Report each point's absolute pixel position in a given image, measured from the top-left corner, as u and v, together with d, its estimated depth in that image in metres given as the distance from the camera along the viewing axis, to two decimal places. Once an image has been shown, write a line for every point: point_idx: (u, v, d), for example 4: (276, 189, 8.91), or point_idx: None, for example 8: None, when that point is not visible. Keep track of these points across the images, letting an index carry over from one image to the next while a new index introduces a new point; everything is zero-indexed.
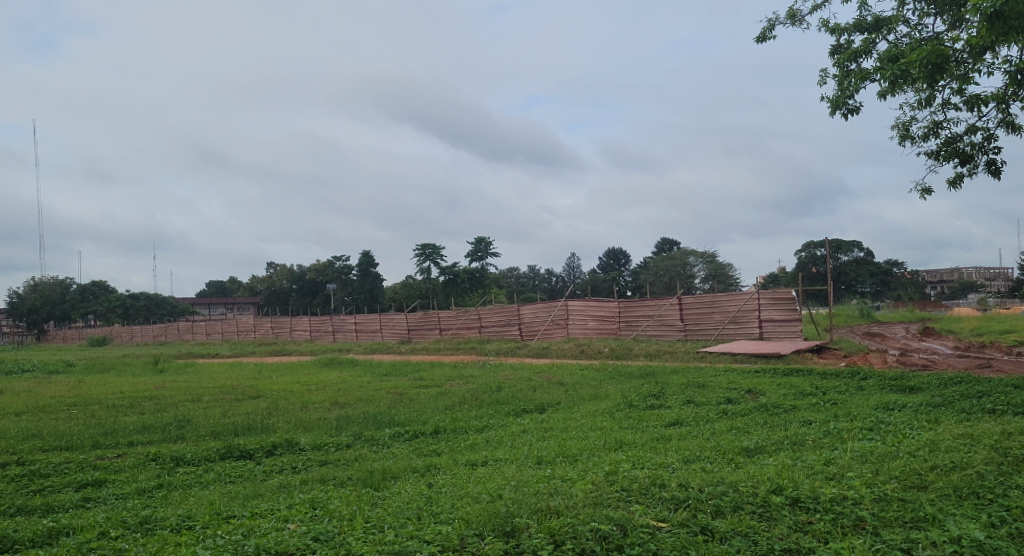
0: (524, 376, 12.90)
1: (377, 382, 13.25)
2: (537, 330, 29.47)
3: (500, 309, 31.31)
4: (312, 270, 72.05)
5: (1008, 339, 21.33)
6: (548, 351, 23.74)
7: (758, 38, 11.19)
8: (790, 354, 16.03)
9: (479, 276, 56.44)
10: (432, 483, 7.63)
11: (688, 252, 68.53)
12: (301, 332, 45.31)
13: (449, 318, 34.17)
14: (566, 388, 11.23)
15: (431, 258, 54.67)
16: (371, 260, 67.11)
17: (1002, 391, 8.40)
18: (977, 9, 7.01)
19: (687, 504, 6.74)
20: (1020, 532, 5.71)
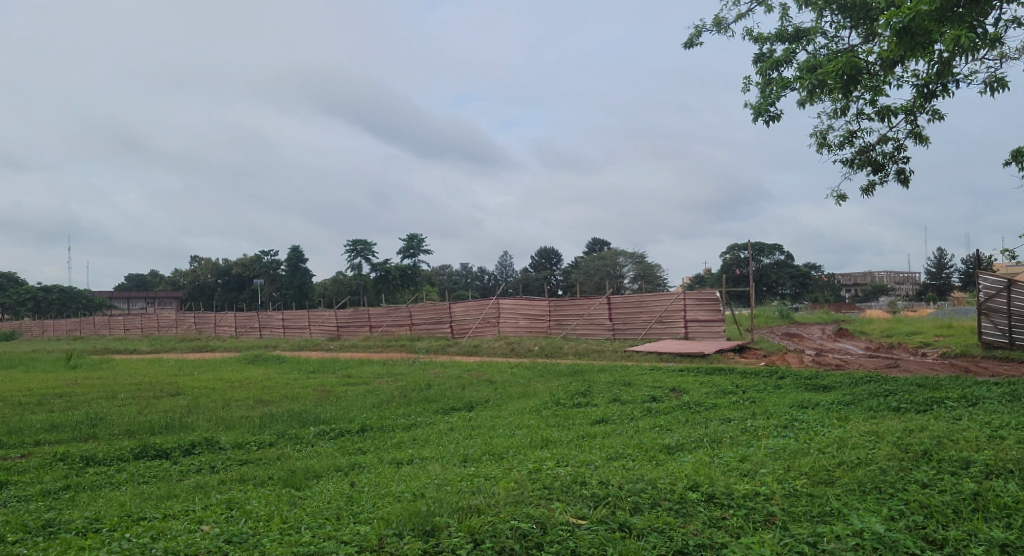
0: (453, 373, 12.89)
1: (302, 379, 13.03)
2: (468, 327, 29.33)
3: (432, 306, 31.19)
4: (238, 266, 70.46)
5: (914, 340, 22.41)
6: (480, 349, 23.71)
7: (684, 44, 11.29)
8: (714, 353, 16.44)
9: (412, 273, 56.40)
10: (355, 482, 7.55)
11: (619, 252, 69.91)
12: (225, 327, 44.23)
13: (379, 315, 33.87)
14: (495, 386, 11.27)
15: (362, 255, 54.07)
16: (301, 256, 66.20)
17: (905, 389, 8.83)
18: (887, 25, 7.34)
19: (607, 502, 6.85)
20: (917, 525, 6.00)
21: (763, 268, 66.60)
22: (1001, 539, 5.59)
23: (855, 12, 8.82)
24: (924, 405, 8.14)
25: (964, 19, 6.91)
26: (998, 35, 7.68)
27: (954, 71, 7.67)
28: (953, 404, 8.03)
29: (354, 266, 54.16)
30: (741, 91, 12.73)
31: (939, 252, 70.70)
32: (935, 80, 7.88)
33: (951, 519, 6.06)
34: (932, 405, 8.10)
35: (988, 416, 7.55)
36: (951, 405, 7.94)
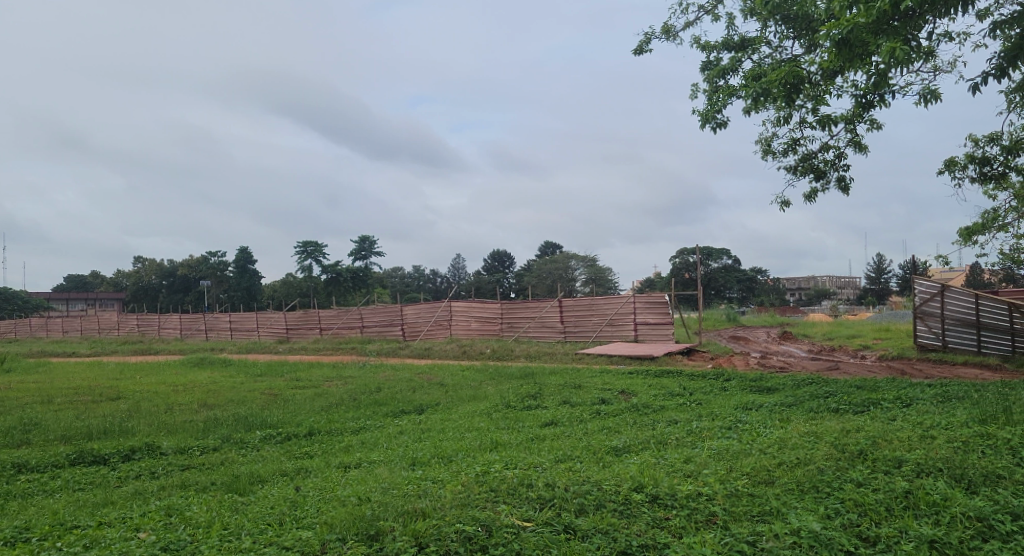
0: (404, 376, 12.83)
1: (250, 382, 12.85)
2: (420, 330, 29.20)
3: (382, 309, 31.01)
4: (183, 266, 68.95)
5: (855, 343, 23.05)
6: (431, 351, 23.64)
7: (633, 51, 11.37)
8: (663, 356, 16.67)
9: (364, 275, 56.36)
10: (300, 486, 7.45)
11: (569, 256, 69.97)
12: (170, 329, 43.35)
13: (329, 318, 33.54)
14: (445, 389, 11.26)
15: (312, 256, 53.49)
16: (249, 256, 65.61)
17: (844, 390, 9.08)
18: (827, 37, 7.64)
19: (552, 504, 6.88)
20: (852, 523, 6.16)
21: (710, 272, 67.59)
22: (930, 535, 5.78)
23: (798, 22, 9.03)
24: (862, 406, 8.38)
25: (899, 33, 7.16)
26: (931, 49, 7.96)
27: (890, 82, 7.91)
28: (889, 405, 8.28)
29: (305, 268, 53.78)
30: (689, 99, 12.89)
31: (880, 256, 73.13)
32: (872, 92, 8.14)
33: (884, 516, 6.24)
34: (869, 406, 8.35)
35: (921, 416, 7.83)
36: (887, 406, 8.18)
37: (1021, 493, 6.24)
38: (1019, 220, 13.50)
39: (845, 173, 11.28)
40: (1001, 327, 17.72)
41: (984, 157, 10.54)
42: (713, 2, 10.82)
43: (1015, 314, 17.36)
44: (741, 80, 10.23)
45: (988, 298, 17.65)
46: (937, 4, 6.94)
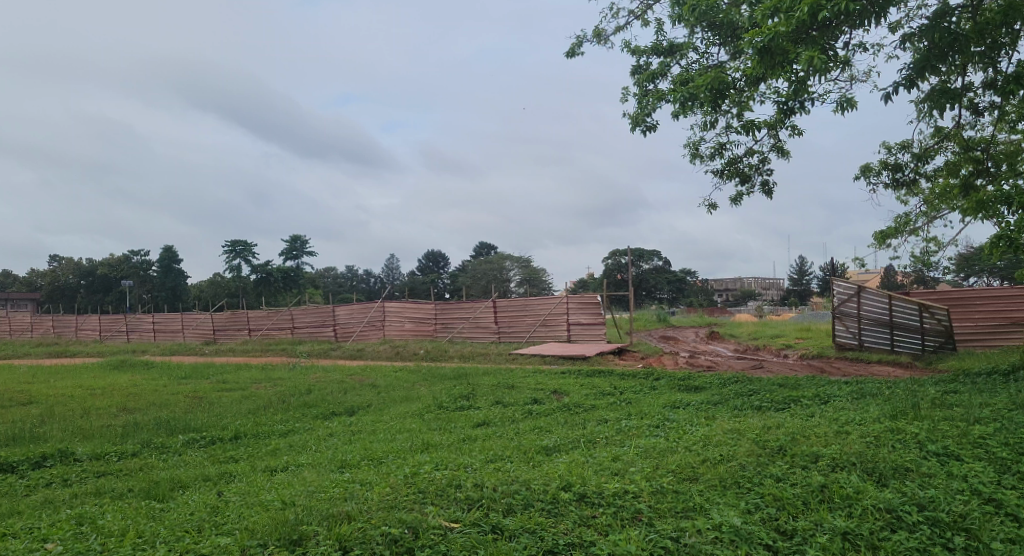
0: (336, 377, 12.67)
1: (173, 385, 12.44)
2: (353, 331, 28.82)
3: (314, 310, 30.51)
4: (103, 265, 66.16)
5: (778, 342, 23.87)
6: (364, 352, 23.38)
7: (565, 55, 11.44)
8: (595, 356, 16.86)
9: (295, 275, 55.69)
10: (223, 491, 7.21)
11: (506, 256, 70.36)
12: (89, 331, 42.02)
13: (257, 318, 32.87)
14: (378, 390, 11.14)
15: (241, 256, 52.34)
16: (175, 256, 64.77)
17: (767, 388, 9.36)
18: (750, 44, 7.89)
19: (480, 504, 6.84)
20: (771, 516, 6.34)
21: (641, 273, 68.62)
22: (842, 527, 6.00)
23: (722, 30, 9.24)
24: (783, 403, 8.64)
25: (817, 42, 7.39)
26: (849, 59, 8.22)
27: (809, 89, 8.14)
28: (808, 401, 8.58)
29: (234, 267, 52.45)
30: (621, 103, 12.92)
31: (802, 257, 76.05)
32: (792, 100, 8.39)
33: (801, 510, 6.44)
34: (790, 403, 8.62)
35: (837, 412, 8.12)
36: (805, 403, 8.46)
37: (927, 486, 6.54)
38: (929, 224, 14.15)
39: (769, 176, 11.39)
40: (912, 327, 18.61)
41: (897, 164, 10.88)
42: (643, 7, 10.95)
43: (925, 314, 18.30)
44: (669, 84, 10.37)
45: (901, 299, 18.37)
46: (852, 15, 7.19)
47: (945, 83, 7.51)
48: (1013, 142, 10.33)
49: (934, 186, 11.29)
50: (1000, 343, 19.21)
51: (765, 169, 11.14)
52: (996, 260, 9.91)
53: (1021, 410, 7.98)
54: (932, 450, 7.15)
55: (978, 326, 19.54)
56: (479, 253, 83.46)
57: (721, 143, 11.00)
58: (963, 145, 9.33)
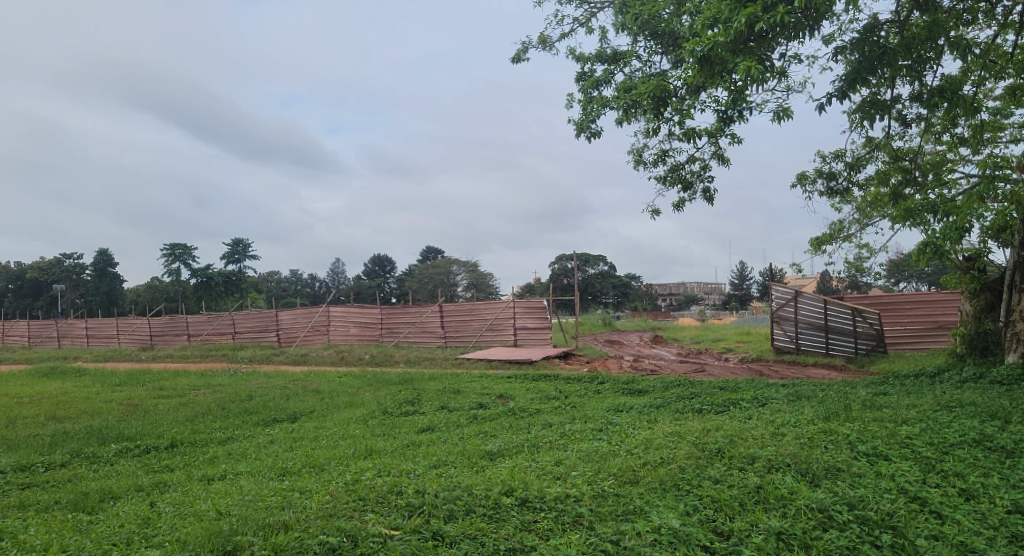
0: (278, 383, 12.45)
1: (106, 392, 12.08)
2: (297, 335, 28.39)
3: (256, 315, 30.05)
4: (33, 269, 63.77)
5: (720, 345, 24.44)
6: (308, 358, 23.03)
7: (512, 60, 11.49)
8: (541, 360, 16.94)
9: (237, 279, 54.46)
10: (156, 501, 6.94)
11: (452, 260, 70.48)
12: (16, 337, 40.45)
13: (197, 323, 32.22)
14: (321, 395, 11.01)
15: (179, 259, 51.07)
16: (110, 260, 63.07)
17: (707, 391, 9.57)
18: (691, 53, 8.04)
19: (421, 510, 6.72)
20: (708, 518, 6.44)
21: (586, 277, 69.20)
22: (776, 528, 6.13)
23: (664, 39, 9.40)
24: (722, 406, 8.83)
25: (754, 52, 7.56)
26: (786, 69, 8.41)
27: (747, 99, 8.31)
28: (747, 404, 8.80)
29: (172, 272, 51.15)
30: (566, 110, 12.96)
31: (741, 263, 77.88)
32: (732, 109, 8.54)
33: (738, 511, 6.56)
34: (729, 405, 8.83)
35: (773, 415, 8.31)
36: (744, 406, 8.66)
37: (858, 485, 6.73)
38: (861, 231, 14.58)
39: (710, 183, 11.53)
40: (845, 330, 19.74)
41: (831, 172, 11.14)
42: (587, 15, 11.05)
43: (858, 318, 19.50)
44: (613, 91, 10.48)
45: (837, 303, 19.27)
46: (787, 27, 7.39)
47: (875, 95, 7.76)
48: (939, 153, 10.74)
49: (866, 194, 11.63)
50: (927, 346, 20.10)
51: (706, 177, 11.27)
52: (922, 267, 10.31)
53: (944, 410, 8.34)
54: (862, 451, 7.36)
55: (907, 329, 20.35)
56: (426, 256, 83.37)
57: (664, 150, 11.11)
58: (892, 155, 9.64)
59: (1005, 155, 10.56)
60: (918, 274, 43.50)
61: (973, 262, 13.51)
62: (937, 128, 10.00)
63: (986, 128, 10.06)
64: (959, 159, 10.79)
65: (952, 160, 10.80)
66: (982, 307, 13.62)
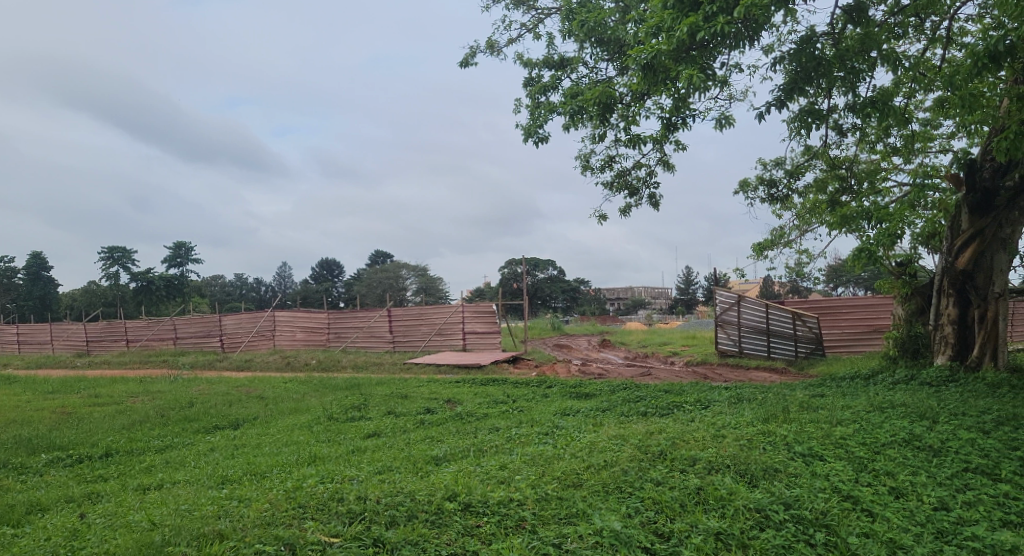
0: (220, 389, 12.20)
1: (37, 401, 11.71)
2: (241, 340, 27.94)
3: (198, 320, 29.48)
4: None
5: (667, 349, 24.80)
6: (252, 364, 22.60)
7: (460, 65, 11.50)
8: (490, 365, 16.96)
9: (179, 283, 53.63)
10: (86, 513, 6.71)
11: (401, 264, 70.04)
12: None
13: (136, 328, 31.48)
14: (265, 402, 10.85)
15: (118, 263, 49.80)
16: (45, 264, 61.06)
17: (652, 394, 9.73)
18: (635, 60, 8.14)
19: (363, 517, 6.57)
20: (650, 520, 6.47)
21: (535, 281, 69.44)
22: (715, 528, 6.19)
23: (610, 46, 9.52)
24: (666, 409, 8.98)
25: (696, 61, 7.70)
26: (728, 78, 8.58)
27: (690, 106, 8.46)
28: (690, 407, 8.96)
29: (110, 276, 49.78)
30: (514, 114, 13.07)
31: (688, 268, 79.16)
32: (676, 115, 8.67)
33: (678, 512, 6.61)
34: (673, 409, 8.99)
35: (714, 417, 8.46)
36: (687, 410, 8.82)
37: (794, 485, 6.88)
38: (801, 237, 14.98)
39: (657, 189, 11.64)
40: (786, 334, 20.52)
41: (772, 179, 11.39)
42: (535, 21, 11.13)
43: (797, 322, 20.40)
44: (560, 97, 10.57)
45: (779, 308, 20.17)
46: (728, 36, 7.52)
47: (812, 104, 7.97)
48: (874, 161, 11.06)
49: (805, 201, 11.92)
50: (863, 347, 20.71)
51: (653, 182, 11.38)
52: (858, 272, 10.64)
53: (876, 411, 8.61)
54: (799, 452, 7.53)
55: (844, 332, 20.98)
56: (375, 262, 82.67)
57: (610, 156, 11.21)
58: (830, 164, 9.91)
59: (935, 164, 10.94)
60: (856, 280, 45.15)
61: (905, 268, 14.01)
62: (871, 137, 10.32)
63: (917, 138, 10.43)
64: (892, 167, 11.16)
65: (887, 169, 11.13)
66: (914, 311, 14.12)
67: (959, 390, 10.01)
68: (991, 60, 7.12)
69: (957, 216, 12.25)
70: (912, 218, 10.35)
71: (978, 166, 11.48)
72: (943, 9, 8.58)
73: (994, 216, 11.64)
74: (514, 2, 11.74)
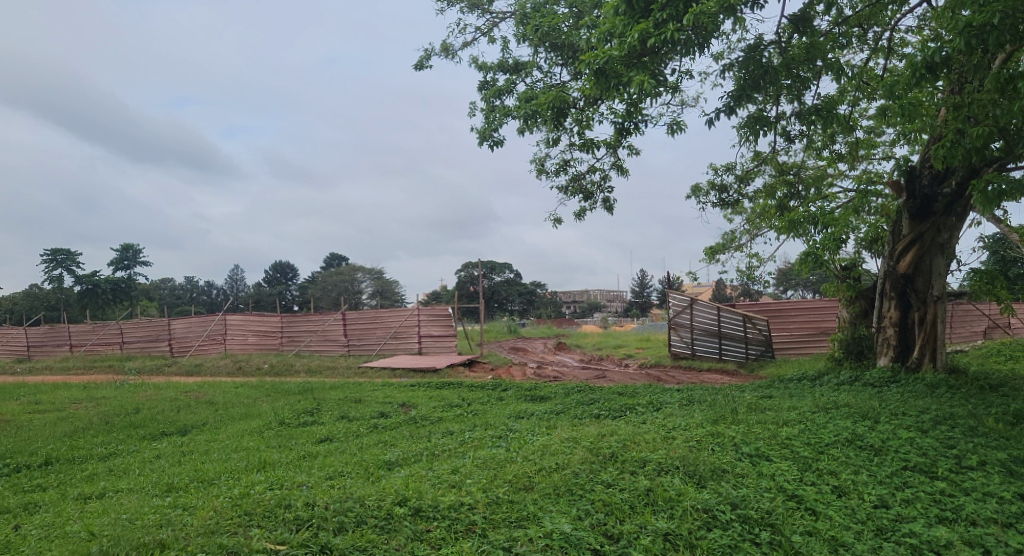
0: (168, 395, 11.99)
1: None
2: (191, 345, 27.43)
3: (146, 324, 28.94)
4: None
5: (621, 352, 25.04)
6: (202, 368, 22.18)
7: (415, 67, 11.48)
8: (446, 368, 16.93)
9: (125, 286, 52.53)
10: (22, 525, 6.49)
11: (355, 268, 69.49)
12: None
13: (80, 333, 30.77)
14: (215, 407, 10.68)
15: (61, 265, 48.48)
16: None
17: (605, 397, 9.86)
18: (587, 66, 8.24)
19: (310, 524, 6.45)
20: (600, 522, 6.48)
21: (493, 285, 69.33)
22: (664, 529, 6.22)
23: (564, 51, 9.62)
24: (619, 412, 9.09)
25: (647, 67, 7.80)
26: (678, 84, 8.72)
27: (642, 110, 8.57)
28: (642, 410, 9.08)
29: (54, 278, 48.40)
30: (468, 117, 13.12)
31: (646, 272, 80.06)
32: (629, 120, 8.78)
33: (628, 513, 6.64)
34: (626, 411, 9.10)
35: (666, 419, 8.59)
36: (639, 412, 8.94)
37: (740, 485, 6.98)
38: (751, 241, 15.26)
39: (611, 192, 11.72)
40: (738, 336, 20.78)
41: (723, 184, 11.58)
42: (489, 25, 11.18)
43: (748, 324, 20.68)
44: (515, 101, 10.63)
45: (730, 311, 20.48)
46: (678, 44, 7.63)
47: (759, 111, 8.14)
48: (820, 167, 11.32)
49: (755, 205, 12.15)
50: (810, 350, 21.15)
51: (607, 186, 11.49)
52: (805, 275, 10.90)
53: (820, 411, 8.82)
54: (746, 452, 7.67)
55: (791, 335, 21.37)
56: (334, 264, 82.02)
57: (564, 160, 11.28)
58: (779, 170, 10.13)
59: (878, 170, 11.24)
60: (804, 283, 46.39)
61: (850, 271, 14.37)
62: (818, 144, 10.58)
63: (861, 145, 10.72)
64: (838, 173, 11.43)
65: (833, 175, 11.39)
66: (857, 314, 14.49)
67: (901, 390, 10.31)
68: (928, 71, 7.38)
69: (899, 221, 12.59)
70: (856, 223, 10.64)
71: (918, 173, 11.75)
72: (884, 20, 8.89)
73: (932, 221, 11.97)
74: (469, 5, 11.78)
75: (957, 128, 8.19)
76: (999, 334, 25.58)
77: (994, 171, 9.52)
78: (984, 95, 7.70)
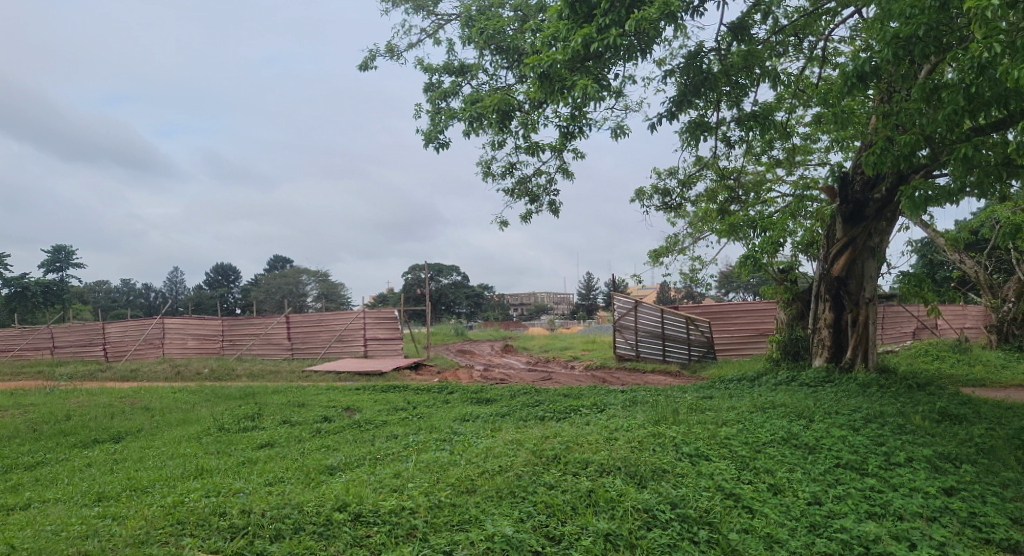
0: (101, 401, 11.61)
1: None
2: (127, 349, 26.67)
3: (79, 328, 28.08)
4: None
5: (567, 354, 25.14)
6: (139, 374, 21.54)
7: (360, 67, 11.36)
8: (392, 371, 16.80)
9: (58, 289, 50.72)
10: None
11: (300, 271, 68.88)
12: None
13: (8, 338, 29.64)
14: (152, 413, 10.40)
15: None
16: None
17: (551, 399, 9.94)
18: (532, 70, 8.31)
19: (246, 531, 6.30)
20: (541, 524, 6.47)
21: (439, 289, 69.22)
22: (605, 529, 6.23)
23: (509, 54, 9.66)
24: (563, 413, 9.14)
25: (589, 71, 7.89)
26: (621, 89, 8.83)
27: (585, 114, 8.64)
28: (585, 412, 9.14)
29: None
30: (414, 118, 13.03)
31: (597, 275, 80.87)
32: (573, 124, 8.85)
33: (570, 515, 6.65)
34: (570, 413, 9.16)
35: (608, 420, 8.69)
36: (582, 414, 9.01)
37: (680, 485, 7.06)
38: (693, 244, 15.55)
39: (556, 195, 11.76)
40: (681, 337, 21.53)
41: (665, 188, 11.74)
42: (434, 27, 11.14)
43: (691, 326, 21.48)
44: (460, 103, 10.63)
45: (673, 313, 21.07)
46: (619, 48, 7.71)
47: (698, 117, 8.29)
48: (759, 173, 11.59)
49: (697, 210, 12.36)
50: (749, 351, 21.77)
51: (552, 189, 11.53)
52: (745, 277, 11.14)
53: (758, 411, 9.03)
54: (686, 452, 7.79)
55: (731, 337, 21.94)
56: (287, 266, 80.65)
57: (510, 163, 11.28)
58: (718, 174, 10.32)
59: (814, 177, 11.56)
60: (748, 287, 47.45)
61: (789, 274, 14.76)
62: (756, 150, 10.85)
63: (798, 151, 11.02)
64: (776, 179, 11.73)
65: (771, 180, 11.67)
66: (794, 315, 14.90)
67: (836, 389, 10.60)
68: (858, 80, 7.63)
69: (833, 225, 12.94)
70: (793, 227, 10.93)
71: (851, 179, 12.12)
72: (819, 30, 9.18)
73: (864, 226, 12.32)
74: (415, 6, 11.74)
75: (886, 135, 8.50)
76: (925, 335, 26.74)
77: (921, 177, 9.95)
78: (911, 104, 8.02)
